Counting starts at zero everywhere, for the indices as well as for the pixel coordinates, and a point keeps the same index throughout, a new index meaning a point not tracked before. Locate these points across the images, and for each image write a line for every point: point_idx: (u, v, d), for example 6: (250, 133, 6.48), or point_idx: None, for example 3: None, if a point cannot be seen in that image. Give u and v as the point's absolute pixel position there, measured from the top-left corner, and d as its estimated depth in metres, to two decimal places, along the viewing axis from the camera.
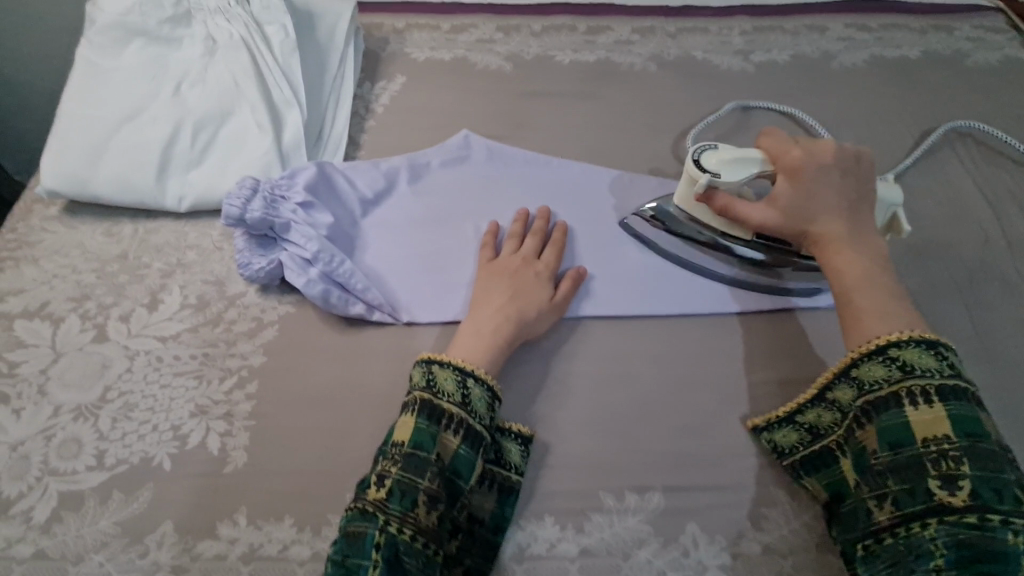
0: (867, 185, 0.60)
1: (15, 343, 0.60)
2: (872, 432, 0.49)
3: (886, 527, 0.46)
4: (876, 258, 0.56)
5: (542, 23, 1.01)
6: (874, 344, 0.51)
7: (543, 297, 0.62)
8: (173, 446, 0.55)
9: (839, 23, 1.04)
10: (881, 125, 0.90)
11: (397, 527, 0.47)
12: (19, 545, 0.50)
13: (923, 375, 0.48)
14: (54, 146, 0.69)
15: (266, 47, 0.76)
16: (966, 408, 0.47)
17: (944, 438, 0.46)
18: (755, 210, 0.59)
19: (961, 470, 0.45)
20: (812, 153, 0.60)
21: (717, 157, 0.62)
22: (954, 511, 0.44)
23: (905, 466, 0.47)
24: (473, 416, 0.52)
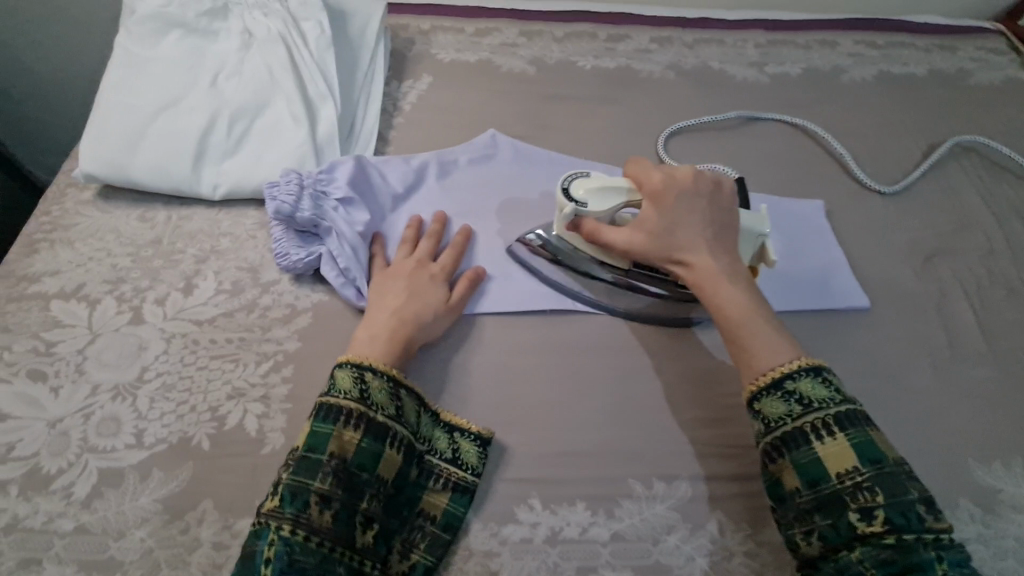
0: (729, 209, 0.61)
1: (52, 323, 0.61)
2: (787, 469, 0.50)
3: (819, 558, 0.47)
4: (747, 284, 0.57)
5: (564, 30, 1.03)
6: (766, 378, 0.52)
7: (438, 298, 0.62)
8: (211, 426, 0.56)
9: (848, 39, 1.08)
10: (890, 138, 0.93)
11: (290, 530, 0.46)
12: (59, 520, 0.50)
13: (821, 406, 0.50)
14: (92, 131, 0.70)
15: (302, 42, 0.77)
16: (863, 434, 0.49)
17: (853, 470, 0.47)
18: (622, 235, 0.59)
19: (873, 500, 0.46)
20: (672, 179, 0.60)
21: (583, 186, 0.62)
22: (875, 538, 0.45)
23: (824, 500, 0.47)
24: (373, 408, 0.52)
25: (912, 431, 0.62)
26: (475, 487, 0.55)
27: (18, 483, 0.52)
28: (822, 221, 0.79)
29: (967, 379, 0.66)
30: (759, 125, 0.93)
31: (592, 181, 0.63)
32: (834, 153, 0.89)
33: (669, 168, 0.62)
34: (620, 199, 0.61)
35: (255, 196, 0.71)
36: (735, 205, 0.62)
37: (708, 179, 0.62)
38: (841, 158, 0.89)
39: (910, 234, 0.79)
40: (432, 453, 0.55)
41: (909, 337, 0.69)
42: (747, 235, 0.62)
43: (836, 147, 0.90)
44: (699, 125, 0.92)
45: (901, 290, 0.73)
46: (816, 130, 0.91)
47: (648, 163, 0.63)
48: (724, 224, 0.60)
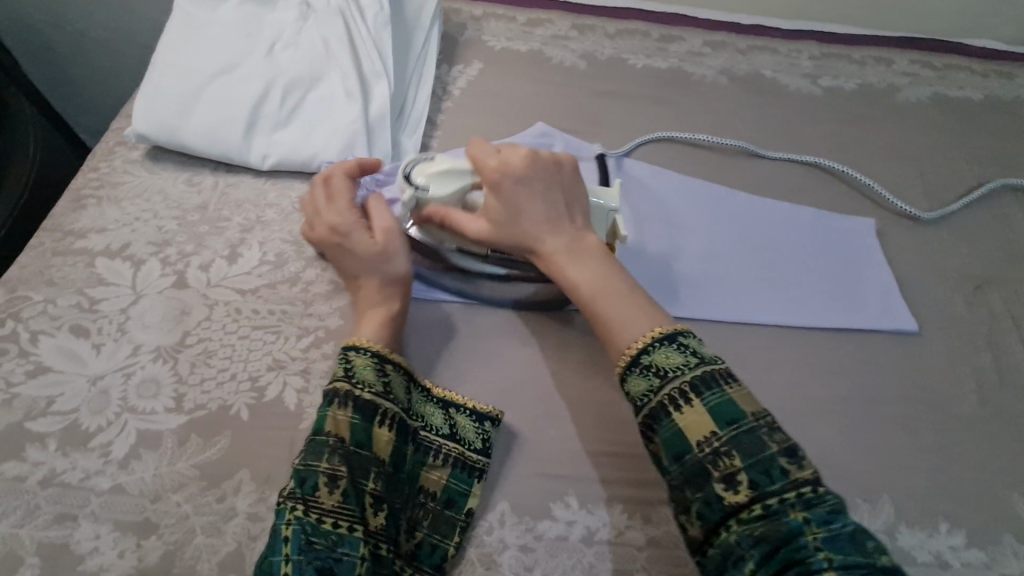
0: (568, 188, 0.59)
1: (96, 280, 0.61)
2: (658, 449, 0.46)
3: (704, 541, 0.44)
4: (601, 259, 0.56)
5: (616, 26, 1.02)
6: (627, 355, 0.50)
7: (366, 251, 0.58)
8: (251, 396, 0.55)
9: (904, 58, 1.05)
10: (943, 162, 0.91)
11: (302, 512, 0.44)
12: (97, 478, 0.50)
13: (673, 375, 0.47)
14: (146, 91, 0.70)
15: (360, 18, 0.76)
16: (721, 393, 0.46)
17: (711, 435, 0.44)
18: (470, 224, 0.58)
19: (734, 464, 0.43)
20: (506, 163, 0.57)
21: (425, 171, 0.60)
22: (742, 508, 0.42)
23: (693, 476, 0.44)
24: (363, 385, 0.50)
25: (955, 459, 0.61)
26: (479, 466, 0.53)
27: (57, 438, 0.51)
28: (871, 241, 0.77)
29: (1014, 413, 0.65)
30: (766, 162, 0.86)
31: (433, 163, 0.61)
32: (862, 187, 0.85)
33: (505, 150, 0.59)
34: (461, 184, 0.59)
35: (304, 169, 0.71)
36: (579, 183, 0.60)
37: (548, 159, 0.59)
38: (872, 192, 0.84)
39: (961, 261, 0.78)
40: (427, 429, 0.53)
41: (956, 364, 0.68)
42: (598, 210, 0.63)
43: (864, 181, 0.85)
44: (694, 141, 0.87)
45: (950, 317, 0.72)
46: (836, 168, 0.86)
47: (488, 144, 0.60)
48: (568, 202, 0.58)
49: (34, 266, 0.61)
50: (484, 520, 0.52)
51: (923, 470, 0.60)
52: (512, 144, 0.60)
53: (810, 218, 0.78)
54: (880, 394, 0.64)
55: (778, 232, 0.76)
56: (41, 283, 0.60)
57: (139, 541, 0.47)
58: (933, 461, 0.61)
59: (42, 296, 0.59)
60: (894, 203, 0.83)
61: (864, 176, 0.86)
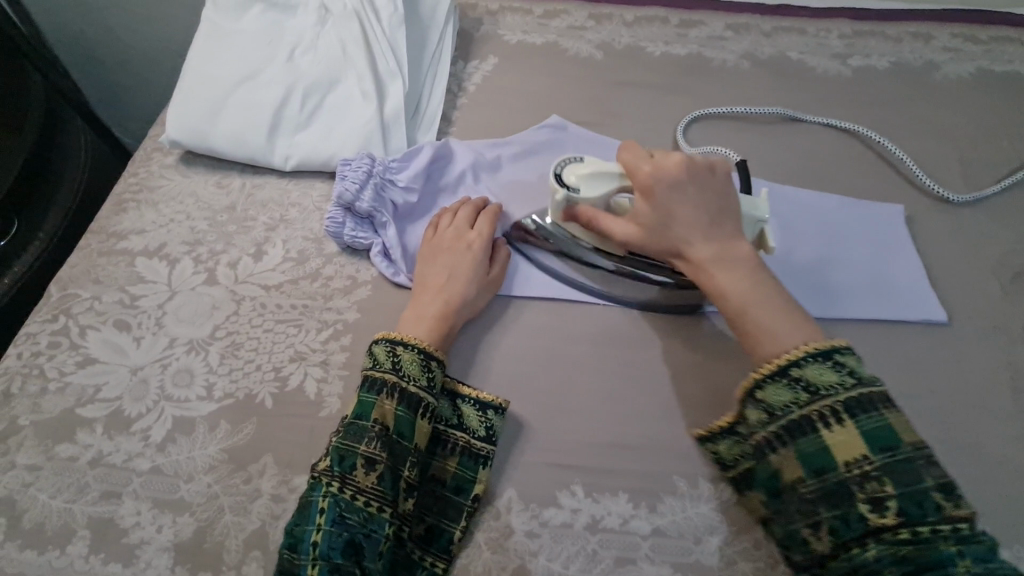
0: (723, 195, 0.59)
1: (136, 278, 0.66)
2: (794, 461, 0.48)
3: (830, 554, 0.45)
4: (753, 267, 0.56)
5: (635, 13, 1.01)
6: (775, 363, 0.50)
7: (477, 272, 0.63)
8: (274, 386, 0.59)
9: (945, 33, 0.99)
10: (984, 142, 0.86)
11: (338, 488, 0.49)
12: (138, 459, 0.54)
13: (826, 393, 0.48)
14: (177, 99, 0.74)
15: (375, 19, 0.78)
16: (878, 420, 0.46)
17: (862, 458, 0.45)
18: (618, 226, 0.60)
19: (884, 490, 0.44)
20: (662, 169, 0.59)
21: (576, 173, 0.62)
22: (887, 531, 0.43)
23: (834, 493, 0.46)
24: (407, 379, 0.54)
25: (983, 454, 0.59)
26: (483, 454, 0.55)
27: (103, 422, 0.56)
28: (899, 227, 0.74)
29: None
30: (802, 128, 0.87)
31: (585, 165, 0.63)
32: (893, 159, 0.83)
33: (657, 155, 0.60)
34: (611, 186, 0.61)
35: (324, 169, 0.74)
36: (731, 188, 0.60)
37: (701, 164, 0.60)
38: (902, 164, 0.82)
39: (999, 247, 0.74)
40: (438, 420, 0.56)
41: (988, 357, 0.65)
42: (748, 221, 0.61)
43: (895, 153, 0.83)
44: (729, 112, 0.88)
45: (983, 305, 0.69)
46: (871, 135, 0.85)
47: (639, 148, 0.62)
48: (719, 209, 0.58)
49: (82, 266, 0.66)
50: (492, 506, 0.54)
51: (947, 466, 0.58)
52: (663, 151, 0.61)
53: (834, 203, 0.76)
54: (901, 389, 0.62)
55: (805, 233, 0.73)
56: (88, 282, 0.65)
57: (174, 517, 0.52)
58: (956, 458, 0.59)
59: (89, 293, 0.64)
60: (926, 182, 0.80)
61: (897, 147, 0.84)
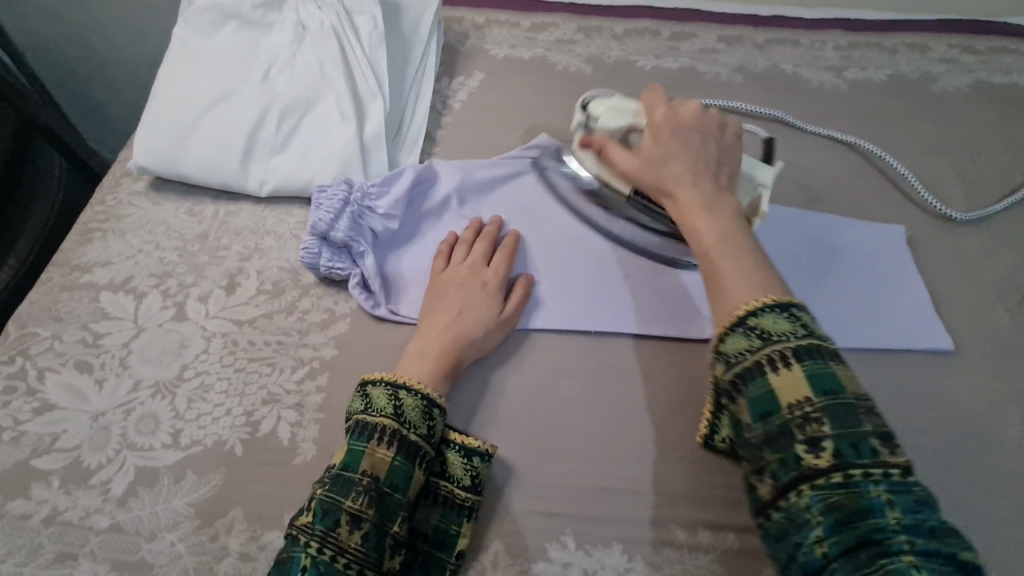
0: (726, 149, 0.59)
1: (100, 315, 0.62)
2: (743, 407, 0.44)
3: (769, 502, 0.41)
4: (732, 216, 0.54)
5: (625, 26, 0.98)
6: (735, 315, 0.46)
7: (490, 311, 0.60)
8: (245, 431, 0.55)
9: (941, 43, 0.97)
10: (984, 158, 0.83)
11: (318, 548, 0.44)
12: (96, 516, 0.51)
13: (778, 338, 0.44)
14: (146, 123, 0.70)
15: (354, 37, 0.75)
16: (823, 365, 0.43)
17: (805, 399, 0.42)
18: (619, 154, 0.61)
19: (822, 431, 0.40)
20: (675, 112, 0.61)
21: (606, 105, 0.68)
22: (821, 475, 0.39)
23: (776, 435, 0.42)
24: (406, 426, 0.50)
25: (995, 493, 0.56)
26: (467, 505, 0.51)
27: (59, 475, 0.52)
28: (901, 249, 0.72)
29: None
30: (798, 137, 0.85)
31: (616, 102, 0.68)
32: (893, 175, 0.80)
33: (679, 104, 0.62)
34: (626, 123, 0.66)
35: (301, 195, 0.71)
36: (738, 149, 0.61)
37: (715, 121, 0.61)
38: (901, 180, 0.80)
39: (1004, 269, 0.71)
40: None
41: (995, 388, 0.62)
42: (746, 181, 0.63)
43: (896, 168, 0.81)
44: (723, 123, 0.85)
45: (989, 332, 0.66)
46: (870, 149, 0.83)
47: (665, 95, 0.64)
48: (718, 161, 0.58)
49: (43, 302, 0.63)
50: (477, 561, 0.50)
51: (959, 508, 0.55)
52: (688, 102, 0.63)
53: (831, 223, 0.73)
54: (908, 422, 0.59)
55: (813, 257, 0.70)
56: (48, 319, 0.61)
57: None
58: (966, 497, 0.56)
59: (49, 332, 0.60)
60: (926, 200, 0.77)
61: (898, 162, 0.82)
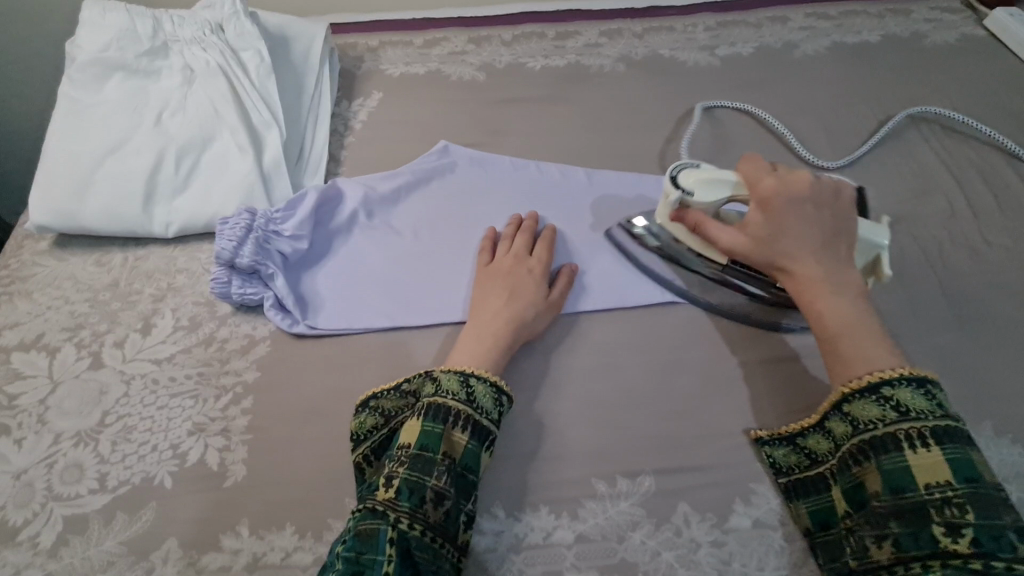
0: (841, 217, 0.59)
1: (13, 376, 0.62)
2: (872, 474, 0.48)
3: (889, 566, 0.45)
4: (857, 296, 0.55)
5: (512, 32, 1.03)
6: (864, 380, 0.50)
7: (538, 296, 0.64)
8: (173, 464, 0.56)
9: (799, 14, 1.07)
10: (845, 109, 0.92)
11: (409, 524, 0.48)
12: (27, 570, 0.51)
13: (920, 417, 0.48)
14: (41, 181, 0.71)
15: (243, 73, 0.78)
16: (964, 453, 0.46)
17: (945, 483, 0.45)
18: (726, 235, 0.60)
19: (963, 517, 0.44)
20: (786, 186, 0.59)
21: (698, 175, 0.63)
22: (958, 557, 0.43)
23: (907, 511, 0.46)
24: (479, 412, 0.53)
25: None
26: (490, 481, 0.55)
27: None
28: None
29: (929, 346, 0.66)
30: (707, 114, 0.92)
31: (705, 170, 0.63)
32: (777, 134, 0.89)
33: (784, 172, 0.60)
34: (726, 194, 0.62)
35: (209, 230, 0.72)
36: (852, 213, 0.60)
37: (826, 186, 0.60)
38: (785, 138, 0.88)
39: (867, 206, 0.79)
40: None
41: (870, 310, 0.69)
42: (864, 245, 0.60)
43: (780, 128, 0.89)
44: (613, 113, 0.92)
45: None
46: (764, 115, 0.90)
47: (764, 163, 0.62)
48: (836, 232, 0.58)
49: None
50: None
51: None
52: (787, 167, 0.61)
53: None
54: None
55: None
56: None
57: None
58: None
59: None
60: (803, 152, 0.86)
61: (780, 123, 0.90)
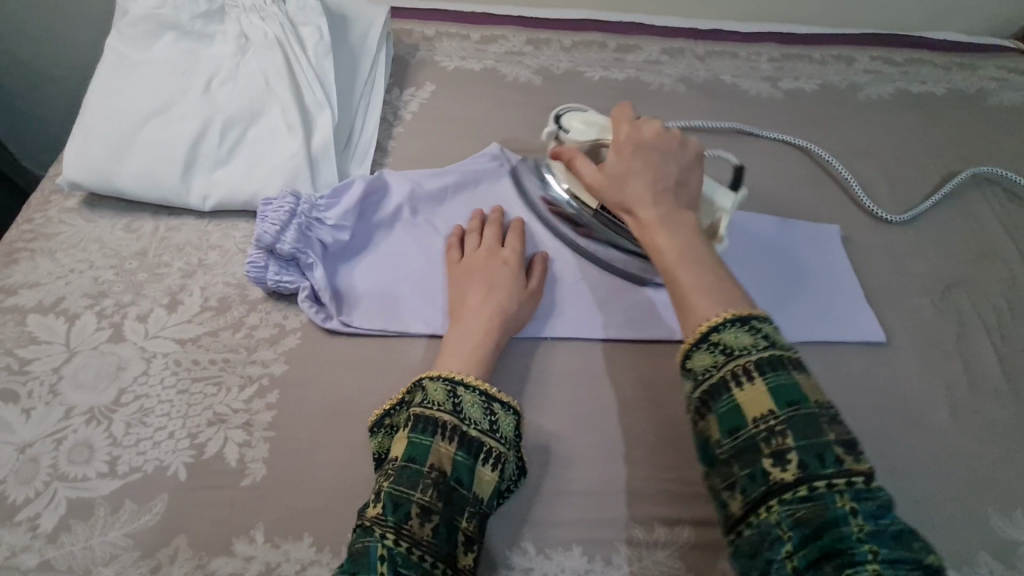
0: (688, 168, 0.58)
1: (28, 339, 0.58)
2: (709, 424, 0.43)
3: (738, 520, 0.40)
4: (694, 237, 0.52)
5: (572, 38, 1.00)
6: (697, 332, 0.46)
7: (517, 288, 0.62)
8: (188, 455, 0.53)
9: (865, 55, 1.04)
10: (907, 160, 0.89)
11: (394, 540, 0.43)
12: (23, 555, 0.48)
13: (741, 353, 0.44)
14: (78, 137, 0.68)
15: (300, 49, 0.74)
16: (786, 376, 0.43)
17: (769, 413, 0.41)
18: (588, 174, 0.59)
19: (786, 443, 0.40)
20: (638, 131, 0.59)
21: (580, 119, 0.69)
22: (788, 488, 0.39)
23: (742, 451, 0.41)
24: (469, 422, 0.49)
25: (928, 474, 0.60)
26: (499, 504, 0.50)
27: None
28: (837, 248, 0.76)
29: (983, 421, 0.64)
30: (764, 146, 0.89)
31: (587, 117, 0.69)
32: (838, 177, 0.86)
33: (640, 121, 0.61)
34: None
35: (247, 208, 0.69)
36: (700, 168, 0.59)
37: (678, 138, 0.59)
38: (844, 181, 0.85)
39: (926, 264, 0.77)
40: None
41: (925, 375, 0.67)
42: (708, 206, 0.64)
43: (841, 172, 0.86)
44: None
45: (914, 324, 0.71)
46: (823, 155, 0.87)
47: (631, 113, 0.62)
48: (681, 179, 0.57)
49: None
50: None
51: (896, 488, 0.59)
52: (654, 121, 0.61)
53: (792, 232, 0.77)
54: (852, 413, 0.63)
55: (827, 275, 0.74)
56: None
57: None
58: (902, 478, 0.59)
59: None
60: (864, 200, 0.82)
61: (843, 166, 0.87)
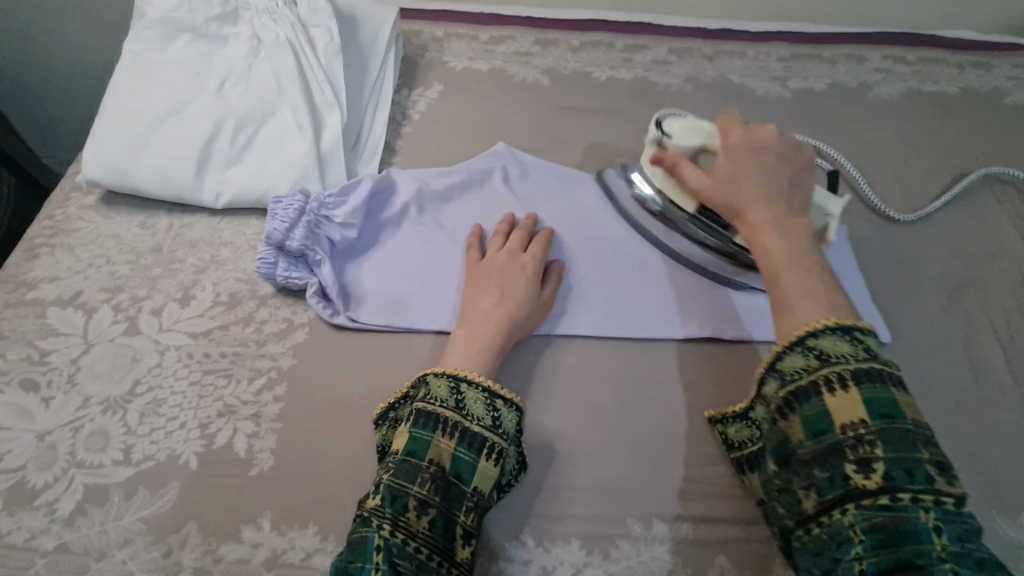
0: (799, 175, 0.59)
1: (47, 331, 0.61)
2: (794, 423, 0.46)
3: (813, 516, 0.43)
4: (806, 242, 0.53)
5: (580, 39, 1.01)
6: (794, 333, 0.48)
7: (531, 295, 0.62)
8: (199, 444, 0.54)
9: (876, 54, 1.03)
10: (917, 160, 0.89)
11: (390, 531, 0.45)
12: (42, 537, 0.50)
13: (838, 360, 0.45)
14: (96, 136, 0.70)
15: (310, 50, 0.76)
16: (881, 391, 0.44)
17: (859, 422, 0.43)
18: (692, 172, 0.61)
19: (875, 453, 0.42)
20: (751, 136, 0.60)
21: (682, 123, 0.68)
22: (870, 495, 0.41)
23: (825, 454, 0.44)
24: (471, 418, 0.50)
25: None
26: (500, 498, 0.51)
27: (3, 497, 0.51)
28: (845, 248, 0.76)
29: (990, 423, 0.63)
30: None
31: (690, 121, 0.68)
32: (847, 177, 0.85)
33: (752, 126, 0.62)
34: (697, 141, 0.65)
35: (259, 206, 0.70)
36: (811, 177, 0.60)
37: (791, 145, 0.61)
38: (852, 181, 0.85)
39: (934, 265, 0.76)
40: None
41: (930, 377, 0.66)
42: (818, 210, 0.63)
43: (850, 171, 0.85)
44: None
45: (921, 325, 0.70)
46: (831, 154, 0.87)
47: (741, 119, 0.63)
48: (793, 185, 0.58)
49: None
50: None
51: None
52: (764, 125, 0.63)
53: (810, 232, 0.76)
54: None
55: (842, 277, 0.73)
56: None
57: None
58: None
59: None
60: (872, 200, 0.82)
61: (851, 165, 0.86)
